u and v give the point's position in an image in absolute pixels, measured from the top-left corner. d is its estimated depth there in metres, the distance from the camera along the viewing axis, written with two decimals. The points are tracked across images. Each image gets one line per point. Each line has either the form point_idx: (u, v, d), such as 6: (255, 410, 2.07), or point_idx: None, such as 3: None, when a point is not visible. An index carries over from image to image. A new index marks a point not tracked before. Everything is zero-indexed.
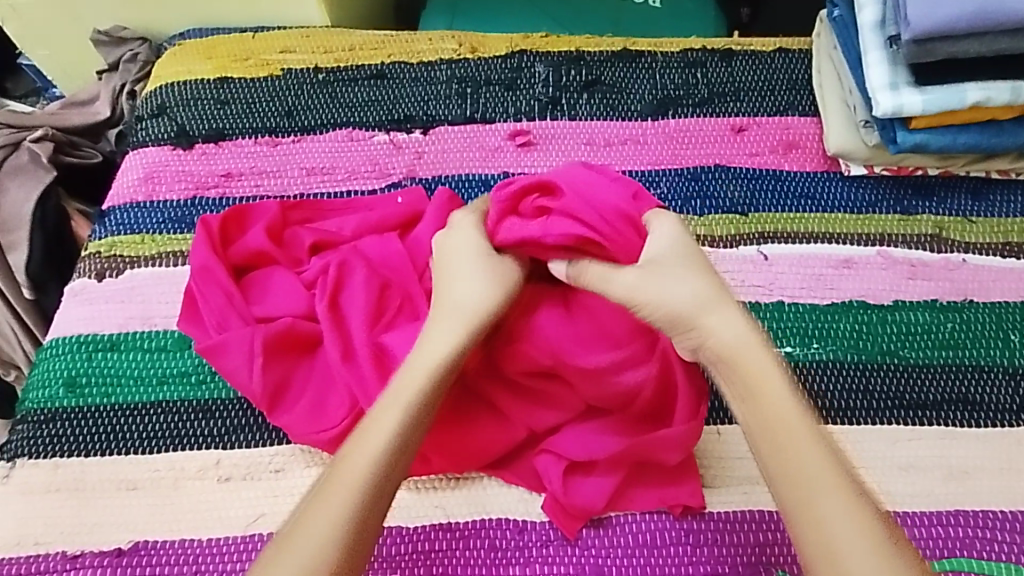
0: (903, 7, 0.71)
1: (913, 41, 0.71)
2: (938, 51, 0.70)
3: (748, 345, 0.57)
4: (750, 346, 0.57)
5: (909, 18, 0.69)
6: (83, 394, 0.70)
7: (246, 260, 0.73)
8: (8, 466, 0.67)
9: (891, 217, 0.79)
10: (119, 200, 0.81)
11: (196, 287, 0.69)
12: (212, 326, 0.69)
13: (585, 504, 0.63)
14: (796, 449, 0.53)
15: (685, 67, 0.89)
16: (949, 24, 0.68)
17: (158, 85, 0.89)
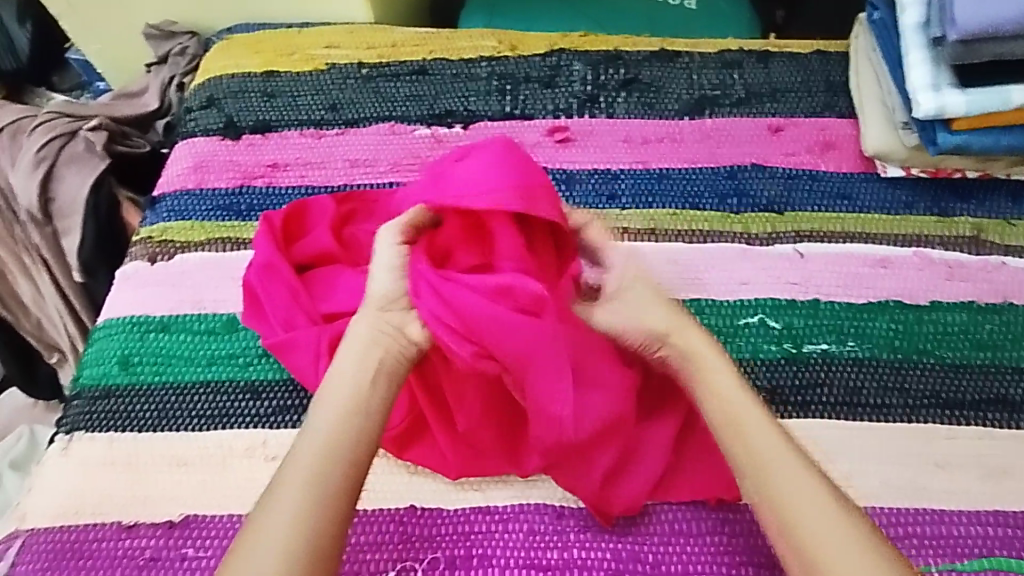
0: (948, 8, 0.70)
1: (959, 42, 0.70)
2: (984, 52, 0.70)
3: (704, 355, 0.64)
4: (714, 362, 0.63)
5: (955, 19, 0.69)
6: (136, 372, 0.73)
7: (311, 258, 0.75)
8: (66, 439, 0.70)
9: (927, 218, 0.80)
10: (170, 188, 0.84)
11: (260, 283, 0.72)
12: (279, 325, 0.71)
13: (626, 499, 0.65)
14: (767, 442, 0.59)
15: (721, 67, 0.90)
16: (996, 26, 0.68)
17: (207, 78, 0.92)
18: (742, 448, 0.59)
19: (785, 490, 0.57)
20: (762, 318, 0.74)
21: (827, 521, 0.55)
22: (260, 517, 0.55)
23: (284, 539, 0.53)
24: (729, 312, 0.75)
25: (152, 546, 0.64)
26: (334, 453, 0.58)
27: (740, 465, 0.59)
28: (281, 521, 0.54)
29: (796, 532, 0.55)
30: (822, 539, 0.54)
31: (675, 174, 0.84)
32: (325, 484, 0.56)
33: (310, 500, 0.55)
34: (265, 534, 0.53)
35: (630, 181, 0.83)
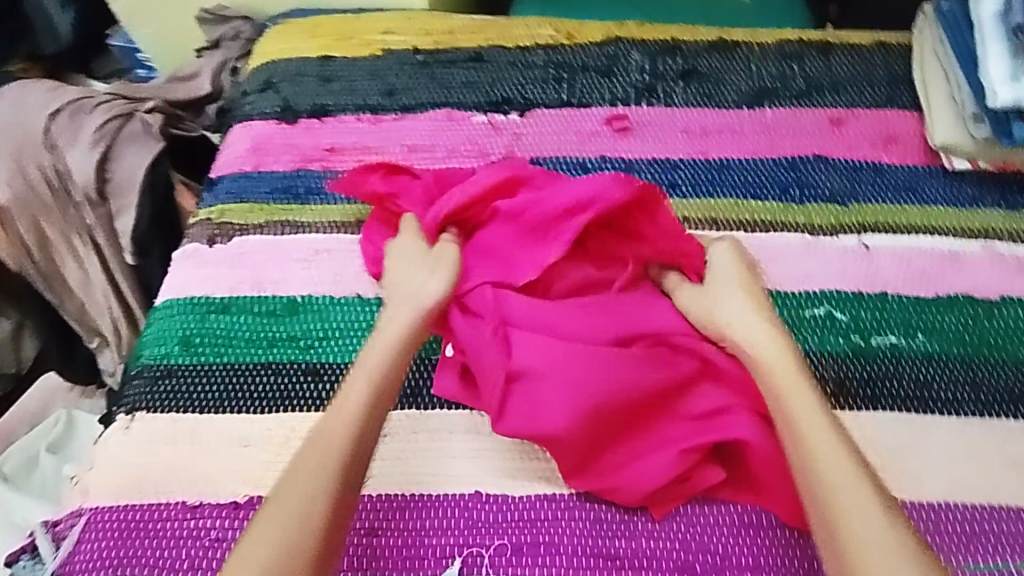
0: None
1: None
2: None
3: (770, 343, 0.64)
4: (773, 349, 0.63)
5: None
6: (197, 352, 0.72)
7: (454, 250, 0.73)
8: (128, 418, 0.70)
9: (995, 214, 0.78)
10: (227, 170, 0.84)
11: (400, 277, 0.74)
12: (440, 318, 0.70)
13: (625, 492, 0.63)
14: (814, 420, 0.58)
15: (781, 58, 0.90)
16: None
17: (263, 62, 0.92)
18: (801, 446, 0.57)
19: (839, 491, 0.54)
20: (828, 311, 0.73)
21: (880, 521, 0.52)
22: (277, 498, 0.55)
23: (285, 528, 0.53)
24: (796, 303, 0.73)
25: (216, 526, 0.64)
26: (345, 442, 0.58)
27: (800, 457, 0.57)
28: (298, 500, 0.55)
29: (844, 525, 0.53)
30: (875, 543, 0.51)
31: (736, 165, 0.83)
32: (330, 472, 0.57)
33: (310, 491, 0.55)
34: (283, 513, 0.54)
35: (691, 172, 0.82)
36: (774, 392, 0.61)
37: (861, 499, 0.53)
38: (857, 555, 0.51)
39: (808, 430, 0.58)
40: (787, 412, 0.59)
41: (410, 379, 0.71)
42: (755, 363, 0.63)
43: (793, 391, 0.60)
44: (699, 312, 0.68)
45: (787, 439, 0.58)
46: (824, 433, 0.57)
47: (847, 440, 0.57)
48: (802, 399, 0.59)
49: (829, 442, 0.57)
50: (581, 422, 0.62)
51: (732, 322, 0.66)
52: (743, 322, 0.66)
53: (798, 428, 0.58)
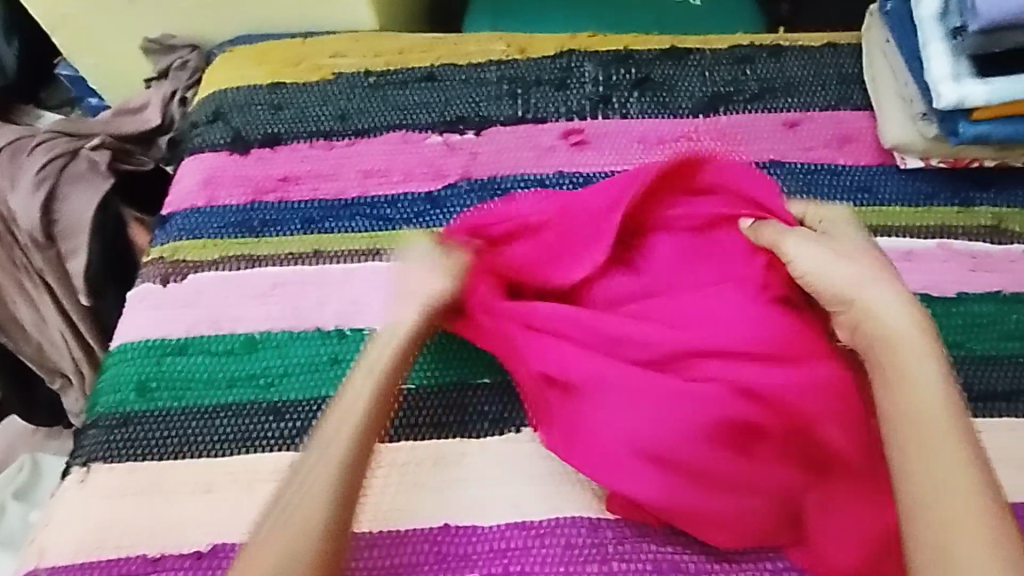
0: None
1: (981, 32, 0.67)
2: (1006, 43, 0.67)
3: (907, 335, 0.56)
4: (911, 340, 0.56)
5: (977, 8, 0.66)
6: (155, 398, 0.71)
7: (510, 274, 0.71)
8: (84, 471, 0.68)
9: (949, 210, 0.79)
10: (178, 206, 0.82)
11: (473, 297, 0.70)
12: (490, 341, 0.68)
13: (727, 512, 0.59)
14: (937, 419, 0.52)
15: (733, 63, 0.90)
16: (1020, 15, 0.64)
17: (211, 92, 0.90)
18: (920, 452, 0.52)
19: (949, 505, 0.49)
20: None
21: (984, 543, 0.47)
22: (287, 497, 0.56)
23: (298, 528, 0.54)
24: None
25: None
26: (353, 442, 0.59)
27: (908, 459, 0.52)
28: (307, 498, 0.56)
29: (947, 546, 0.48)
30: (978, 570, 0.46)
31: None
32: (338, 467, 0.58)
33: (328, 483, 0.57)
34: (287, 516, 0.55)
35: None
36: (902, 391, 0.54)
37: (971, 518, 0.48)
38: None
39: (914, 433, 0.52)
40: (914, 411, 0.53)
41: None
42: (889, 352, 0.56)
43: (921, 390, 0.54)
44: (829, 278, 0.61)
45: (902, 440, 0.53)
46: (946, 440, 0.52)
47: (969, 453, 0.51)
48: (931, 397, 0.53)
49: (942, 451, 0.51)
50: (663, 444, 0.59)
51: (870, 288, 0.59)
52: (874, 290, 0.59)
53: (913, 432, 0.52)
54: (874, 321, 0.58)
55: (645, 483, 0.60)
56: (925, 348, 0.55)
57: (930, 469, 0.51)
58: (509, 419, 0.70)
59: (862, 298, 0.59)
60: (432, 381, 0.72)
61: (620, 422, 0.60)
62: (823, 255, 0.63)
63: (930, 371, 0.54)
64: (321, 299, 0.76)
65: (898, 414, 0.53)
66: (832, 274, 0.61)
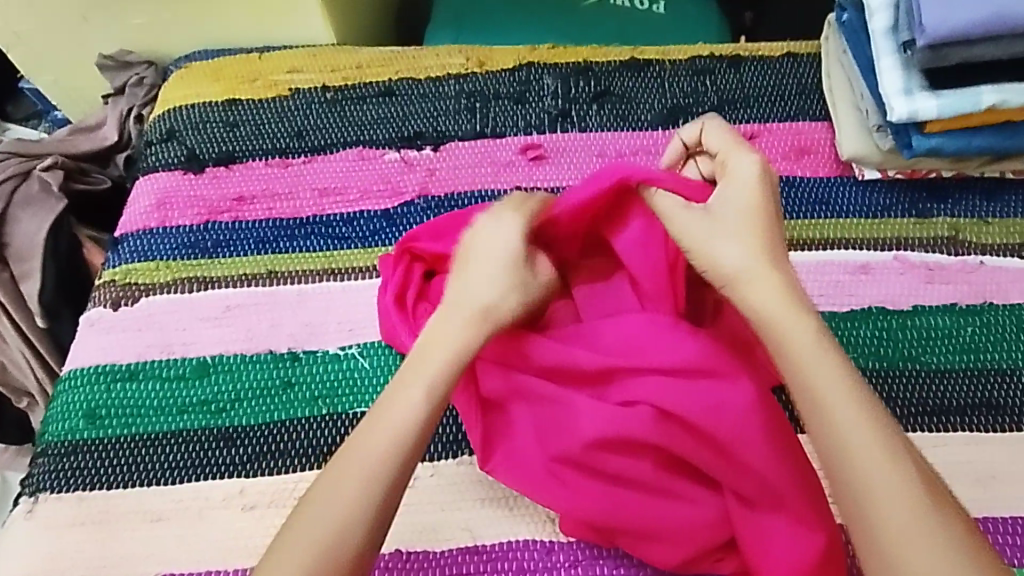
0: (916, 12, 0.66)
1: (928, 47, 0.66)
2: (953, 57, 0.66)
3: (783, 310, 0.57)
4: (794, 319, 0.57)
5: (924, 23, 0.65)
6: (104, 426, 0.70)
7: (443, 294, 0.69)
8: (31, 502, 0.67)
9: (906, 221, 0.79)
10: (131, 228, 0.81)
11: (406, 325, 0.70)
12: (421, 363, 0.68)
13: (668, 526, 0.59)
14: (836, 394, 0.54)
15: (693, 74, 0.89)
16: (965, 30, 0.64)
17: (166, 109, 0.89)
18: (826, 433, 0.54)
19: (875, 481, 0.51)
20: None
21: (907, 510, 0.50)
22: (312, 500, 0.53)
23: (328, 533, 0.52)
24: None
25: None
26: (387, 459, 0.54)
27: (823, 440, 0.54)
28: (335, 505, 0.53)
29: (875, 522, 0.51)
30: (905, 539, 0.50)
31: None
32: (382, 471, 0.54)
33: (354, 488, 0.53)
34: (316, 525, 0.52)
35: None
36: (796, 369, 0.56)
37: (897, 489, 0.51)
38: (892, 546, 0.50)
39: (833, 409, 0.54)
40: (809, 393, 0.55)
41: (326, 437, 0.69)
42: (773, 335, 0.57)
43: (818, 368, 0.55)
44: (714, 264, 0.59)
45: (812, 424, 0.55)
46: (854, 413, 0.53)
47: (874, 418, 0.54)
48: (828, 375, 0.55)
49: (856, 422, 0.53)
50: (598, 452, 0.60)
51: (747, 279, 0.58)
52: (758, 283, 0.58)
53: (824, 407, 0.54)
54: (745, 306, 0.58)
55: (598, 508, 0.60)
56: (807, 319, 0.57)
57: (852, 443, 0.53)
58: (463, 442, 0.69)
59: (745, 290, 0.58)
60: None
61: (555, 440, 0.61)
62: (709, 229, 0.61)
63: (824, 347, 0.56)
64: (276, 321, 0.75)
65: (806, 391, 0.55)
66: (721, 253, 0.59)
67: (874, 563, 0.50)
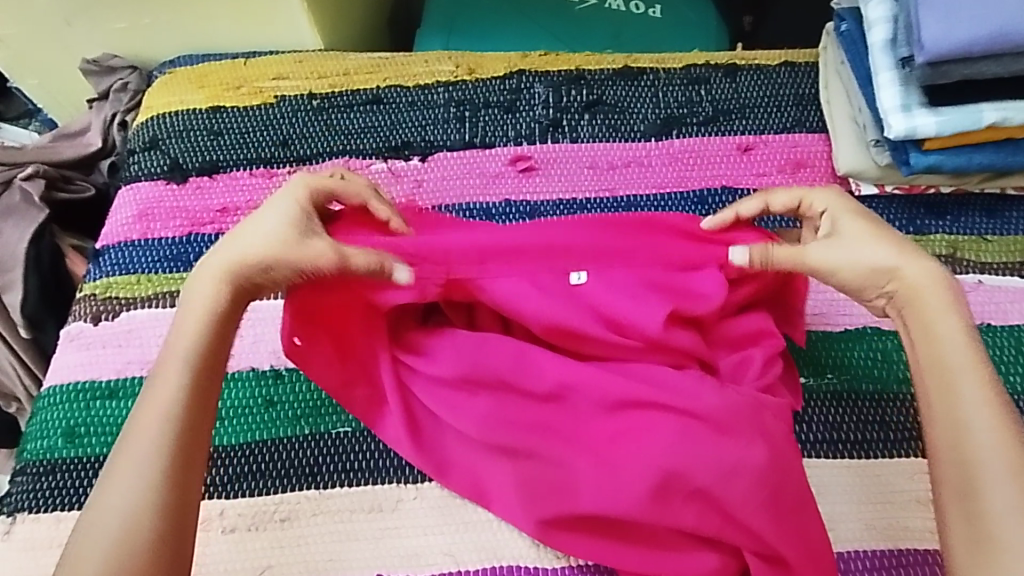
0: (916, 28, 0.64)
1: (927, 64, 0.64)
2: (954, 74, 0.64)
3: (934, 285, 0.58)
4: (939, 296, 0.58)
5: (923, 40, 0.63)
6: (82, 445, 0.69)
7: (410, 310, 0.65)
8: (8, 522, 0.66)
9: (903, 238, 0.77)
10: (112, 239, 0.80)
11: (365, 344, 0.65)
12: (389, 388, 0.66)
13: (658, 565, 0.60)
14: (964, 363, 0.55)
15: (687, 83, 0.87)
16: (965, 48, 0.62)
17: (149, 116, 0.87)
18: (944, 403, 0.54)
19: (981, 458, 0.52)
20: None
21: (1016, 490, 0.50)
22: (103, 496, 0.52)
23: (119, 528, 0.50)
24: None
25: None
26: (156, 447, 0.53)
27: (939, 417, 0.54)
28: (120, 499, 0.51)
29: (978, 500, 0.51)
30: (1004, 515, 0.49)
31: (643, 202, 0.81)
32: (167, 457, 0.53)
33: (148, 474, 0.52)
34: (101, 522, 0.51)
35: (598, 211, 0.80)
36: (933, 344, 0.56)
37: (1006, 471, 0.51)
38: (986, 518, 0.50)
39: (946, 379, 0.55)
40: (939, 361, 0.56)
41: (308, 457, 0.68)
42: (912, 308, 0.58)
43: (945, 343, 0.56)
44: (857, 264, 0.60)
45: (927, 392, 0.55)
46: (976, 390, 0.54)
47: (997, 397, 0.54)
48: (957, 351, 0.55)
49: (968, 397, 0.54)
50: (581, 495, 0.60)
51: (901, 258, 0.59)
52: (912, 264, 0.59)
53: (936, 376, 0.55)
54: (892, 279, 0.59)
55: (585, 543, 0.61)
56: (952, 299, 0.58)
57: (969, 419, 0.53)
58: None
59: (897, 265, 0.59)
60: None
61: (545, 480, 0.62)
62: (856, 235, 0.61)
63: (955, 326, 0.56)
64: (258, 336, 0.73)
65: (928, 361, 0.56)
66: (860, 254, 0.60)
67: (968, 552, 0.50)
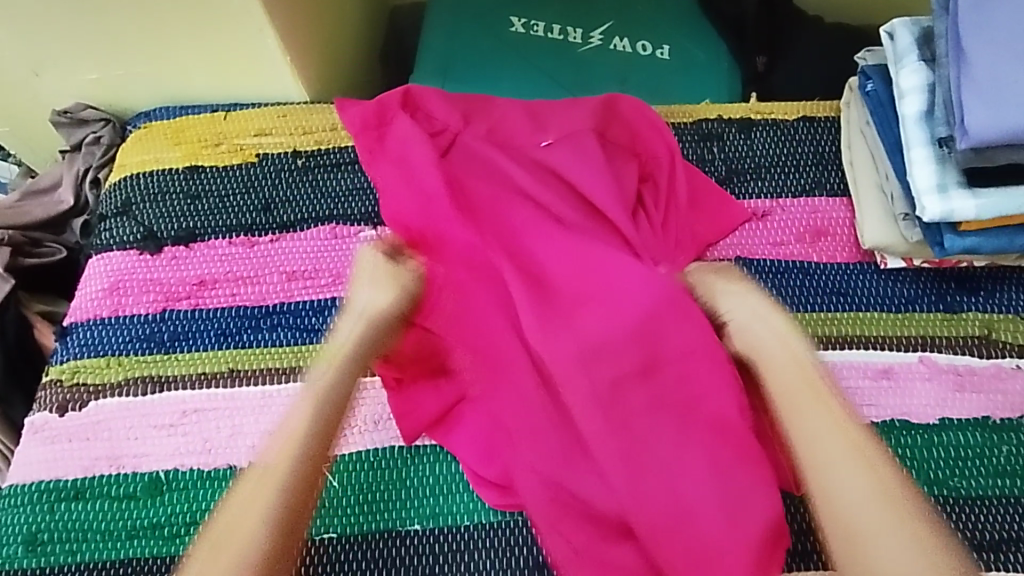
0: (958, 110, 0.60)
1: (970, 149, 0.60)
2: (1000, 159, 0.60)
3: (765, 318, 0.64)
4: (767, 324, 0.63)
5: (966, 125, 0.59)
6: (46, 552, 0.63)
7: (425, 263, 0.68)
8: None
9: (933, 317, 0.71)
10: (81, 316, 0.74)
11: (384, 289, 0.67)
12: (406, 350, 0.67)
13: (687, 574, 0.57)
14: (799, 384, 0.59)
15: (698, 139, 0.81)
16: (1015, 135, 0.57)
17: (122, 176, 0.82)
18: (797, 426, 0.57)
19: (835, 465, 0.54)
20: None
21: (872, 497, 0.52)
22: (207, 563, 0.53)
23: None
24: None
25: None
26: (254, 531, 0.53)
27: (795, 445, 0.56)
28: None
29: (847, 520, 0.52)
30: (865, 522, 0.52)
31: None
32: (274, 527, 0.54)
33: (254, 498, 0.55)
34: None
35: None
36: (776, 374, 0.60)
37: (857, 473, 0.53)
38: (849, 521, 0.52)
39: (792, 401, 0.58)
40: (786, 386, 0.59)
41: None
42: (757, 351, 0.62)
43: (781, 370, 0.60)
44: (731, 314, 0.65)
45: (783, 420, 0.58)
46: (818, 409, 0.57)
47: (840, 418, 0.57)
48: (802, 381, 0.59)
49: (819, 420, 0.56)
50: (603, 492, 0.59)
51: (743, 294, 0.66)
52: (733, 297, 0.66)
53: (786, 401, 0.58)
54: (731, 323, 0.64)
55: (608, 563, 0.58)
56: (786, 330, 0.63)
57: (809, 431, 0.56)
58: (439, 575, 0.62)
59: (739, 314, 0.64)
60: (356, 528, 0.64)
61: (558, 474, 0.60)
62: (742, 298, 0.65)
63: (799, 358, 0.61)
64: (236, 428, 0.68)
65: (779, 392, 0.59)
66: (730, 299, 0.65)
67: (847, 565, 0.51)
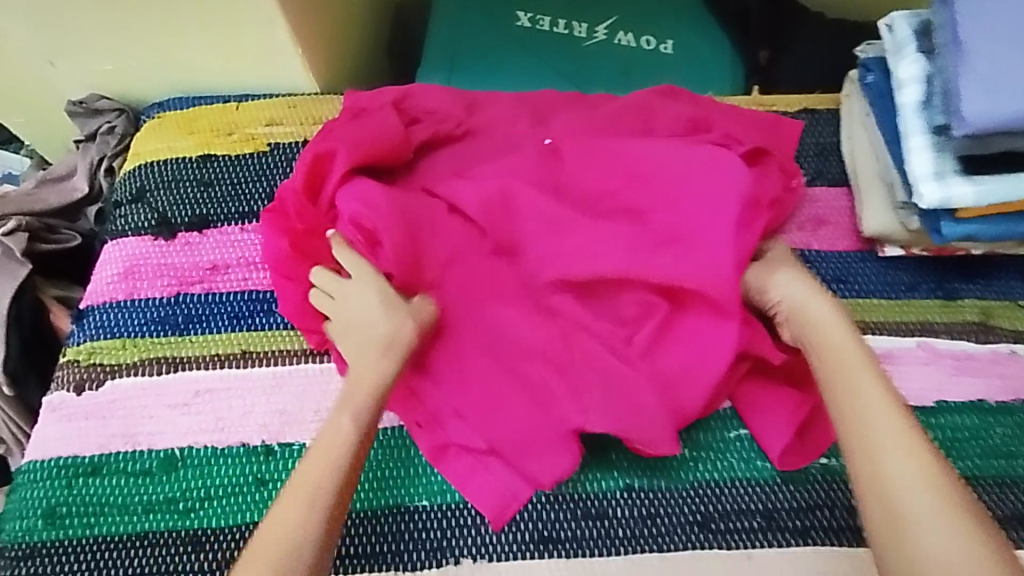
0: (954, 98, 0.61)
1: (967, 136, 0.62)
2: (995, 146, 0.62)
3: (808, 297, 0.65)
4: (812, 299, 0.64)
5: (964, 113, 0.60)
6: (63, 526, 0.65)
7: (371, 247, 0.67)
8: None
9: (931, 303, 0.73)
10: (97, 299, 0.76)
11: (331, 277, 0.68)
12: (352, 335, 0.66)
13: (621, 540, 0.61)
14: (850, 351, 0.60)
15: None
16: (1010, 123, 0.59)
17: (136, 164, 0.83)
18: (848, 394, 0.58)
19: (878, 431, 0.55)
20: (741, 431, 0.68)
21: (911, 464, 0.53)
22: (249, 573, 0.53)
23: None
24: (717, 423, 0.68)
25: None
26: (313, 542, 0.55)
27: (841, 410, 0.57)
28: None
29: (890, 483, 0.52)
30: (904, 488, 0.52)
31: None
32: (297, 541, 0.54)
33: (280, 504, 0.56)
34: None
35: None
36: (825, 348, 0.61)
37: (900, 442, 0.54)
38: (893, 493, 0.52)
39: (840, 369, 0.59)
40: (829, 355, 0.61)
41: None
42: (802, 323, 0.64)
43: (834, 339, 0.61)
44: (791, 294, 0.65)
45: (832, 392, 0.59)
46: (866, 377, 0.58)
47: (887, 388, 0.58)
48: (849, 351, 0.60)
49: (865, 386, 0.58)
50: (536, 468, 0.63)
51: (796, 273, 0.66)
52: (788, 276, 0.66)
53: (832, 368, 0.60)
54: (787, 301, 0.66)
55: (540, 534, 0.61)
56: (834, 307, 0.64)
57: (857, 398, 0.57)
58: (447, 549, 0.63)
59: (808, 294, 0.65)
60: (366, 505, 0.65)
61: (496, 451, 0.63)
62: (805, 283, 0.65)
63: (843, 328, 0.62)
64: (247, 408, 0.70)
65: (824, 360, 0.60)
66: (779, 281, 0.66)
67: (881, 525, 0.51)
